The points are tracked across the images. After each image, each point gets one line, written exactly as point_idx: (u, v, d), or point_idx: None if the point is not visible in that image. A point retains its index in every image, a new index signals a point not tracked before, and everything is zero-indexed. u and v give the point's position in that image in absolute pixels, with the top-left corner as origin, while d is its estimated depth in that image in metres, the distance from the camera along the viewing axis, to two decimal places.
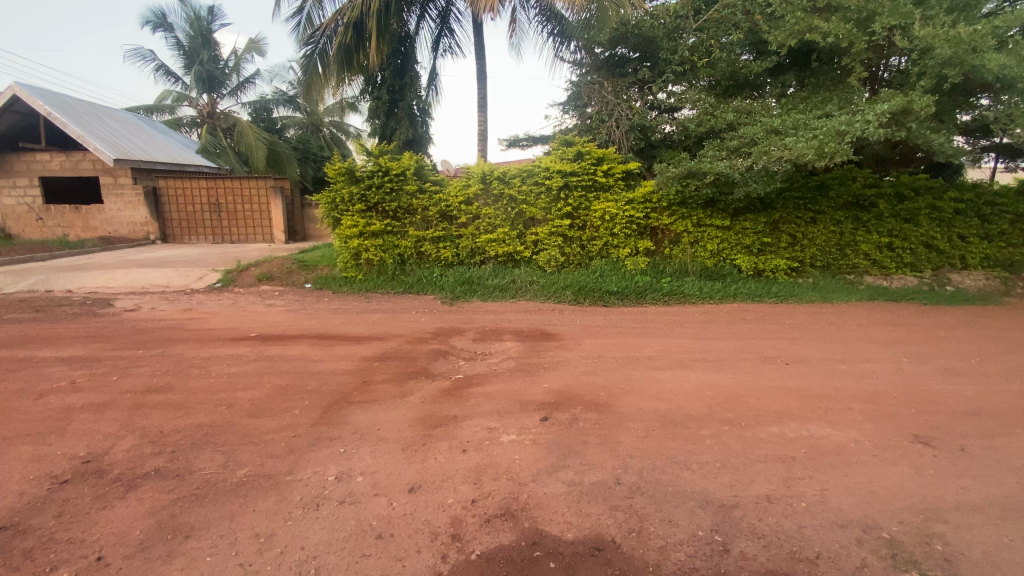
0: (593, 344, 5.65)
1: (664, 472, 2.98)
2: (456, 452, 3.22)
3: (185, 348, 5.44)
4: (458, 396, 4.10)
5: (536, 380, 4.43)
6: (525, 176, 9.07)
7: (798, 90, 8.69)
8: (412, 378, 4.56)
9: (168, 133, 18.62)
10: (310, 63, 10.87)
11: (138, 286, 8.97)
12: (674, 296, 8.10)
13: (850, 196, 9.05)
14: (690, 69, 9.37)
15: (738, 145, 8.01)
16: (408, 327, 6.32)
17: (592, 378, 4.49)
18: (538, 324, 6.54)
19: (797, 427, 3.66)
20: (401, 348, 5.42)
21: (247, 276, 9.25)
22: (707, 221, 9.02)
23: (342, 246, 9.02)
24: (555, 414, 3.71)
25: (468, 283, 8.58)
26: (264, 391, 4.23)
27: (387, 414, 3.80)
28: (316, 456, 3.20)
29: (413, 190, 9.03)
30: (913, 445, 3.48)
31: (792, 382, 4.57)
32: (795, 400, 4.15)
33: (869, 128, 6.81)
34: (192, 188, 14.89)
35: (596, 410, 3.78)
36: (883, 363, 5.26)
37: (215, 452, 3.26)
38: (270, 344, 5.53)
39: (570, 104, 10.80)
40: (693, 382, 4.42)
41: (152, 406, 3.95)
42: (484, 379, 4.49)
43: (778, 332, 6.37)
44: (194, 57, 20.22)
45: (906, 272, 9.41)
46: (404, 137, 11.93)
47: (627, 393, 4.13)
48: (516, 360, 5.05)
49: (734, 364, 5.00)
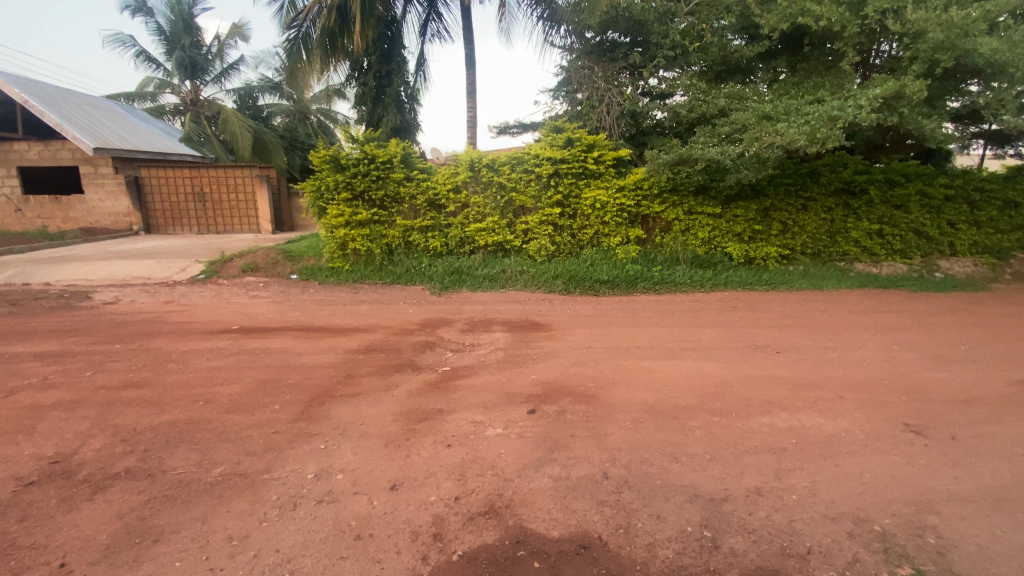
0: (582, 334, 5.57)
1: (653, 465, 2.91)
2: (440, 446, 3.13)
3: (163, 342, 5.28)
4: (444, 389, 4.01)
5: (524, 372, 4.34)
6: (515, 164, 8.96)
7: (789, 75, 8.63)
8: (398, 371, 4.46)
9: (150, 122, 18.19)
10: (293, 47, 10.59)
11: (118, 279, 8.76)
12: (665, 285, 8.05)
13: (841, 182, 9.04)
14: (682, 55, 9.25)
15: (730, 131, 7.92)
16: (396, 318, 6.21)
17: (581, 369, 4.40)
18: (527, 315, 6.45)
19: (788, 416, 3.60)
20: (387, 340, 5.31)
21: (231, 267, 9.07)
22: (698, 209, 8.96)
23: (328, 236, 8.86)
24: (542, 405, 3.64)
25: (457, 272, 8.46)
26: (243, 385, 4.11)
27: (371, 408, 3.71)
28: (295, 453, 3.10)
29: (400, 177, 8.86)
30: (904, 434, 3.45)
31: (783, 371, 4.52)
32: (787, 389, 4.10)
33: (862, 113, 6.73)
34: (174, 177, 14.61)
35: (584, 401, 3.71)
36: (873, 351, 5.24)
37: (189, 450, 3.15)
38: (251, 337, 5.39)
39: (561, 90, 10.66)
40: (683, 372, 4.35)
41: (127, 403, 3.83)
42: (472, 371, 4.40)
43: (770, 321, 6.32)
44: (176, 43, 19.78)
45: (896, 259, 9.41)
46: (392, 124, 11.73)
47: (616, 384, 4.05)
48: (505, 352, 4.96)
49: (725, 354, 4.95)
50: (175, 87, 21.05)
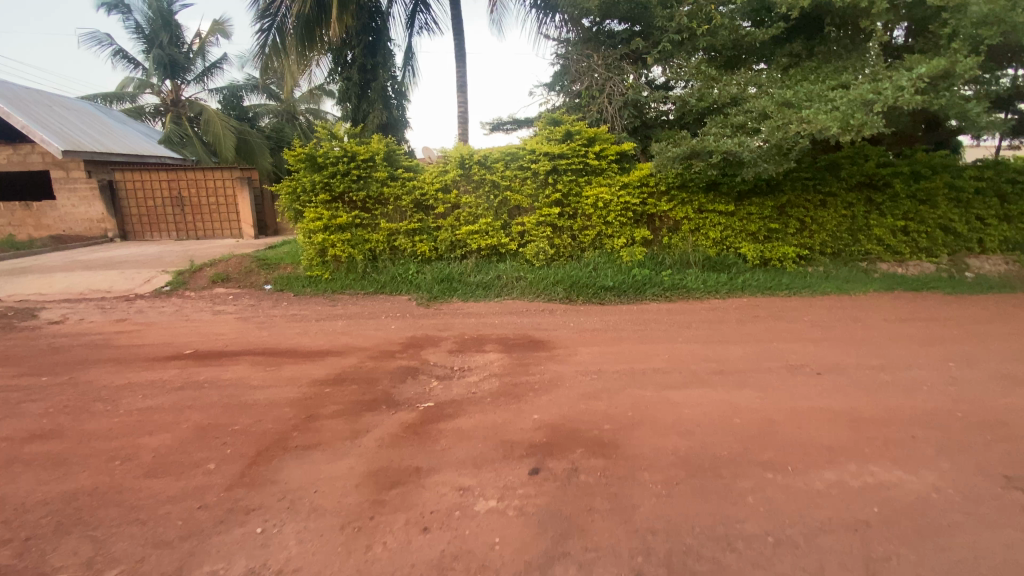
0: (589, 354, 4.81)
1: (700, 559, 2.16)
2: (414, 531, 2.36)
3: (98, 373, 4.48)
4: (424, 436, 3.23)
5: (523, 408, 3.56)
6: (509, 160, 8.18)
7: (808, 59, 7.89)
8: (371, 409, 3.68)
9: (127, 123, 17.34)
10: (267, 38, 9.77)
11: (74, 292, 7.94)
12: (677, 291, 7.29)
13: (863, 175, 8.34)
14: (688, 39, 8.42)
15: (745, 120, 7.17)
16: (374, 337, 5.41)
17: (592, 404, 3.62)
18: (526, 330, 5.68)
19: (857, 470, 2.85)
20: (361, 366, 4.53)
21: (200, 277, 8.28)
22: (709, 207, 8.21)
23: (306, 242, 8.06)
24: (547, 459, 2.88)
25: (447, 280, 7.69)
26: (176, 435, 3.32)
27: (331, 466, 2.94)
28: (223, 544, 2.34)
29: (383, 176, 8.08)
30: (1009, 493, 2.72)
31: (834, 402, 3.75)
32: (846, 428, 3.34)
33: (903, 96, 5.97)
34: (151, 180, 13.77)
35: (599, 452, 2.94)
36: (928, 370, 4.50)
37: (86, 539, 2.40)
38: (203, 365, 4.60)
39: (557, 81, 9.97)
40: (717, 407, 3.58)
41: (26, 462, 3.05)
42: (460, 409, 3.61)
43: (801, 332, 5.58)
44: (154, 41, 18.93)
45: (922, 258, 8.69)
46: (378, 120, 10.94)
47: (637, 424, 3.28)
48: (499, 380, 4.19)
49: (760, 378, 4.19)
50: (154, 87, 20.18)
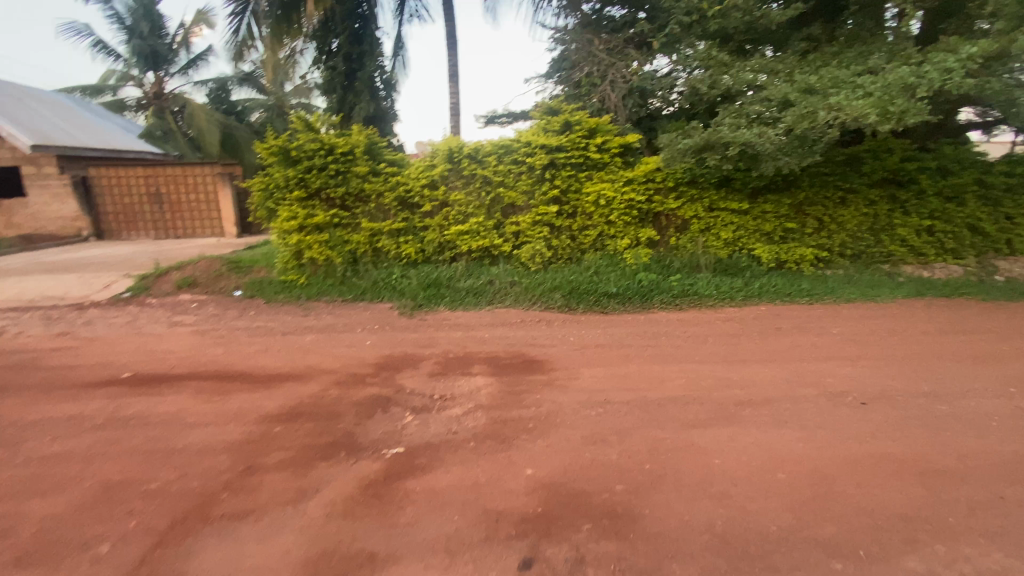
0: (593, 378, 4.11)
1: None
2: None
3: (11, 405, 3.78)
4: (388, 500, 2.53)
5: (514, 458, 2.87)
6: (502, 153, 7.45)
7: (829, 44, 7.18)
8: (326, 456, 2.98)
9: (106, 116, 16.52)
10: (241, 23, 8.98)
11: (24, 299, 7.19)
12: (687, 298, 6.58)
13: (887, 170, 7.65)
14: (698, 21, 7.64)
15: (762, 110, 6.39)
16: (343, 356, 4.69)
17: (600, 451, 2.93)
18: (519, 346, 4.98)
19: (948, 555, 2.18)
20: (324, 395, 3.82)
21: (164, 282, 7.54)
22: (721, 205, 7.53)
23: (281, 243, 7.34)
24: (542, 543, 2.20)
25: (434, 285, 6.98)
26: (73, 498, 2.63)
27: (261, 548, 2.25)
28: None
29: (364, 171, 7.36)
30: None
31: (894, 445, 3.07)
32: (919, 485, 2.66)
33: (952, 79, 5.33)
34: (126, 177, 13.00)
35: (610, 530, 2.26)
36: (992, 399, 3.80)
37: None
38: (137, 394, 3.89)
39: (556, 70, 9.27)
40: (753, 456, 2.89)
41: None
42: (436, 458, 2.91)
43: (833, 348, 4.88)
44: (134, 31, 18.08)
45: (948, 260, 8.00)
46: (364, 113, 10.20)
47: (658, 484, 2.59)
48: (486, 414, 3.48)
49: (798, 412, 3.50)
50: (135, 80, 19.33)
